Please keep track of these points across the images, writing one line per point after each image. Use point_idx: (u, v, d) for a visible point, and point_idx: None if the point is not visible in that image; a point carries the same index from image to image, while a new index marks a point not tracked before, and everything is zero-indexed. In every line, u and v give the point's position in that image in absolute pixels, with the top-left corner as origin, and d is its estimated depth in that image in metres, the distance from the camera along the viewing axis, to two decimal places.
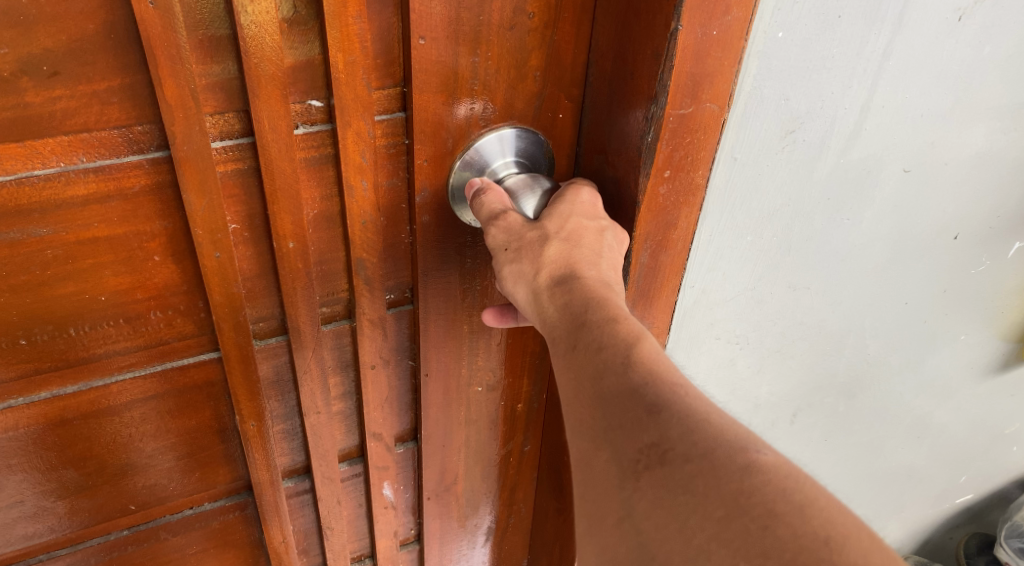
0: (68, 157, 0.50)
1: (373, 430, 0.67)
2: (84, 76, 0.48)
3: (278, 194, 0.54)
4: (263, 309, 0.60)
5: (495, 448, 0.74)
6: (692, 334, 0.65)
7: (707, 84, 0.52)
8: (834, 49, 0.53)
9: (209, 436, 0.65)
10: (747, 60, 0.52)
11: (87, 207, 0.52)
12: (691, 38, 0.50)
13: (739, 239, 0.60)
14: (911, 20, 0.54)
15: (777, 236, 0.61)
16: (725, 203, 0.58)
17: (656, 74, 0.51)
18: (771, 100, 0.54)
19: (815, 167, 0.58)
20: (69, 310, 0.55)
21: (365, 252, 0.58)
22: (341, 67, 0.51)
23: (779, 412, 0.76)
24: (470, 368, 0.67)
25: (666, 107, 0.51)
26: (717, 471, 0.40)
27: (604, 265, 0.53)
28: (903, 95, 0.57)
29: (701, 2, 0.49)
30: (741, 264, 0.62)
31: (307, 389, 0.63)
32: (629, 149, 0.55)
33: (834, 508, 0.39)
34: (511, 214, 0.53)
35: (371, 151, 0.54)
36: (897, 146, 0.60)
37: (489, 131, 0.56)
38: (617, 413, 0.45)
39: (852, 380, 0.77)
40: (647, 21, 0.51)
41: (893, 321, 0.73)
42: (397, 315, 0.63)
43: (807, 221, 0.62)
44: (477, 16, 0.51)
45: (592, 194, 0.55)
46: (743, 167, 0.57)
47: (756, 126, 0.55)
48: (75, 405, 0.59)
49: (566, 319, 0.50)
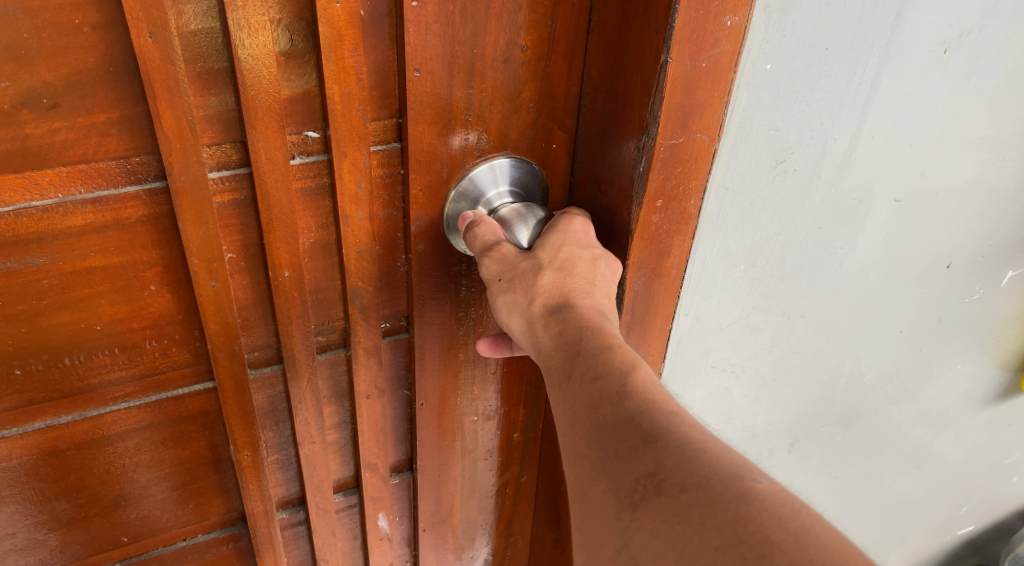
0: (67, 188, 0.51)
1: (367, 460, 0.67)
2: (83, 109, 0.49)
3: (274, 223, 0.54)
4: (259, 339, 0.60)
5: (492, 479, 0.74)
6: (687, 363, 0.66)
7: (697, 114, 0.53)
8: (822, 80, 0.54)
9: (203, 466, 0.65)
10: (736, 92, 0.53)
11: (85, 237, 0.52)
12: (680, 70, 0.50)
13: (733, 267, 0.61)
14: (897, 53, 0.55)
15: (770, 265, 0.62)
16: (718, 231, 0.59)
17: (647, 105, 0.51)
18: (761, 130, 0.55)
19: (806, 196, 0.59)
20: (65, 340, 0.55)
21: (361, 281, 0.58)
22: (337, 99, 0.51)
23: (776, 442, 0.76)
24: (465, 397, 0.67)
25: (657, 137, 0.52)
26: (714, 500, 0.40)
27: (598, 292, 0.53)
28: (891, 125, 0.58)
29: (689, 35, 0.49)
30: (735, 292, 0.62)
31: (302, 419, 0.63)
32: (623, 179, 0.55)
33: (831, 536, 0.39)
34: (505, 245, 0.53)
35: (366, 181, 0.55)
36: (886, 176, 0.61)
37: (483, 161, 0.56)
38: (613, 443, 0.45)
39: (848, 410, 0.77)
40: (638, 54, 0.51)
41: (888, 350, 0.74)
42: (393, 343, 0.63)
43: (800, 251, 0.62)
44: (471, 49, 0.52)
45: (586, 223, 0.56)
46: (734, 197, 0.57)
47: (747, 156, 0.56)
48: (69, 436, 0.59)
49: (560, 348, 0.50)
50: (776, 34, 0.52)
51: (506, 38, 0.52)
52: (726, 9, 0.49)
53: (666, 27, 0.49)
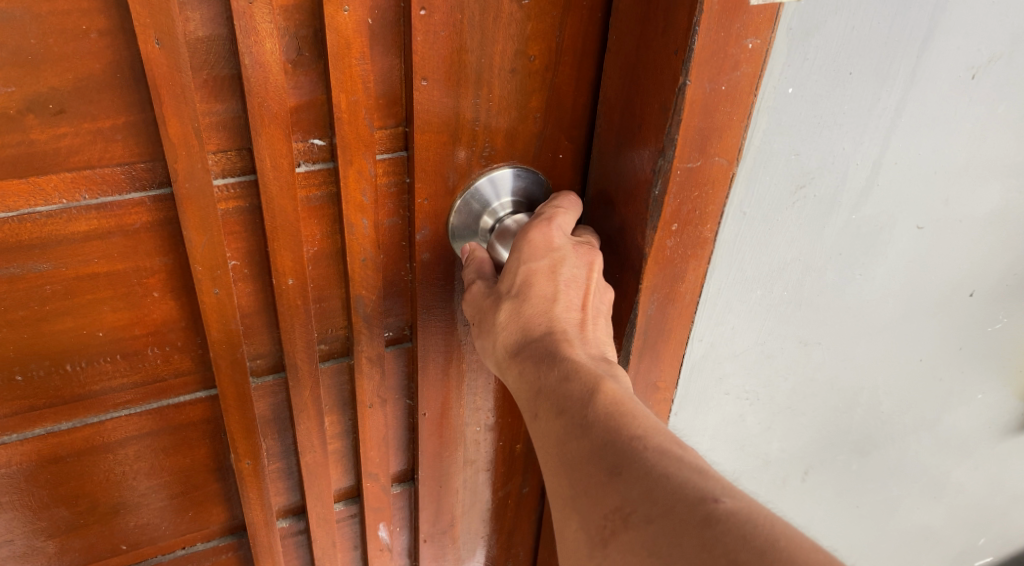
0: (71, 194, 0.50)
1: (369, 470, 0.66)
2: (89, 115, 0.49)
3: (279, 231, 0.54)
4: (261, 346, 0.60)
5: (494, 490, 0.74)
6: (700, 390, 0.65)
7: (715, 138, 0.52)
8: (845, 105, 0.54)
9: (204, 474, 0.64)
10: (757, 116, 0.53)
11: (88, 243, 0.52)
12: (699, 92, 0.50)
13: (749, 292, 0.61)
14: (923, 78, 0.55)
15: (788, 291, 0.62)
16: (735, 255, 0.58)
17: (664, 127, 0.51)
18: (781, 154, 0.55)
19: (826, 223, 0.59)
20: (67, 346, 0.55)
21: (365, 290, 0.58)
22: (344, 107, 0.51)
23: (789, 470, 0.76)
24: (468, 407, 0.67)
25: (673, 160, 0.52)
26: (679, 530, 0.41)
27: (558, 309, 0.53)
28: (915, 151, 0.58)
29: (710, 57, 0.49)
30: (751, 318, 0.62)
31: (304, 427, 0.62)
32: (637, 201, 0.55)
33: (796, 548, 0.39)
34: (475, 285, 0.56)
35: (371, 190, 0.55)
36: (909, 203, 0.61)
37: (487, 170, 0.56)
38: (581, 480, 0.46)
39: (864, 438, 0.76)
40: (655, 76, 0.51)
41: (907, 379, 0.73)
42: (396, 352, 0.63)
43: (818, 278, 0.62)
44: (478, 58, 0.52)
45: (547, 216, 0.55)
46: (752, 222, 0.57)
47: (766, 180, 0.55)
48: (69, 443, 0.58)
49: (529, 386, 0.52)
50: (799, 58, 0.51)
51: (514, 48, 0.52)
52: (748, 31, 0.49)
53: (685, 49, 0.49)
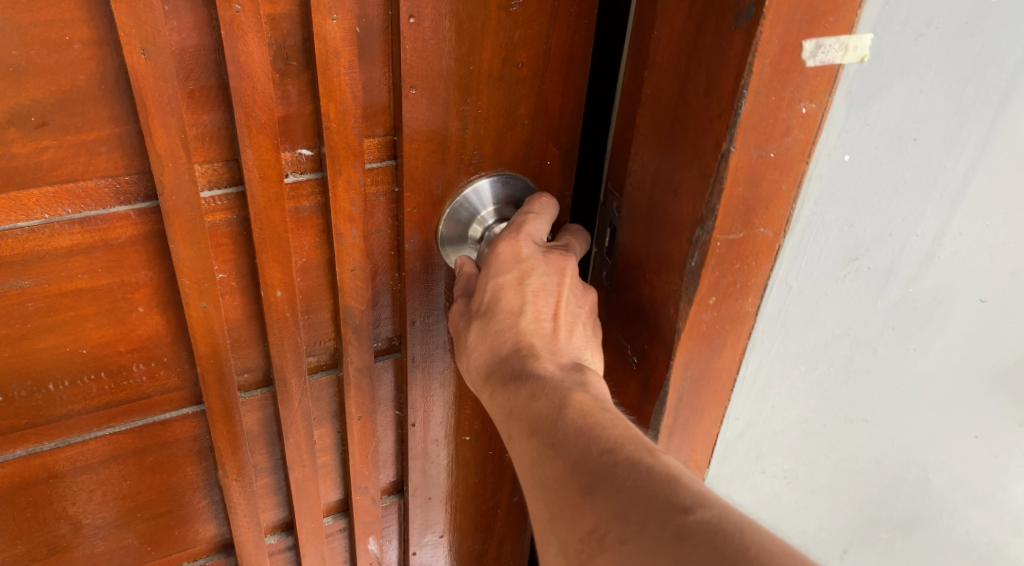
0: (54, 209, 0.49)
1: (359, 483, 0.66)
2: (73, 127, 0.48)
3: (267, 243, 0.53)
4: (249, 360, 0.59)
5: (484, 499, 0.73)
6: (735, 468, 0.67)
7: (761, 209, 0.52)
8: (907, 173, 0.55)
9: (190, 493, 0.63)
10: (809, 184, 0.53)
11: (72, 258, 0.51)
12: (745, 158, 0.49)
13: (793, 366, 0.62)
14: (995, 146, 0.55)
15: (834, 363, 0.63)
16: (782, 326, 0.59)
17: (703, 196, 0.50)
18: (834, 225, 0.55)
19: (880, 296, 0.60)
20: (49, 364, 0.54)
21: (354, 300, 0.57)
22: (332, 116, 0.51)
23: (829, 545, 0.78)
24: (458, 416, 0.67)
25: (712, 231, 0.51)
26: (653, 546, 0.41)
27: (526, 320, 0.53)
28: (983, 221, 0.58)
29: (757, 124, 0.48)
30: (795, 391, 0.63)
31: (292, 442, 0.62)
32: (671, 272, 0.54)
33: (769, 555, 0.39)
34: (455, 304, 0.56)
35: (360, 199, 0.54)
36: (974, 275, 0.61)
37: (477, 177, 0.56)
38: (554, 501, 0.46)
39: (909, 516, 0.77)
40: (694, 138, 0.50)
41: (961, 454, 0.73)
42: (385, 363, 0.62)
43: (869, 351, 0.63)
44: (466, 65, 0.52)
45: (517, 224, 0.55)
46: (799, 295, 0.58)
47: (815, 254, 0.56)
48: (51, 464, 0.57)
49: (500, 406, 0.52)
50: (857, 123, 0.51)
51: (502, 55, 0.52)
52: (801, 95, 0.48)
53: (730, 112, 0.47)
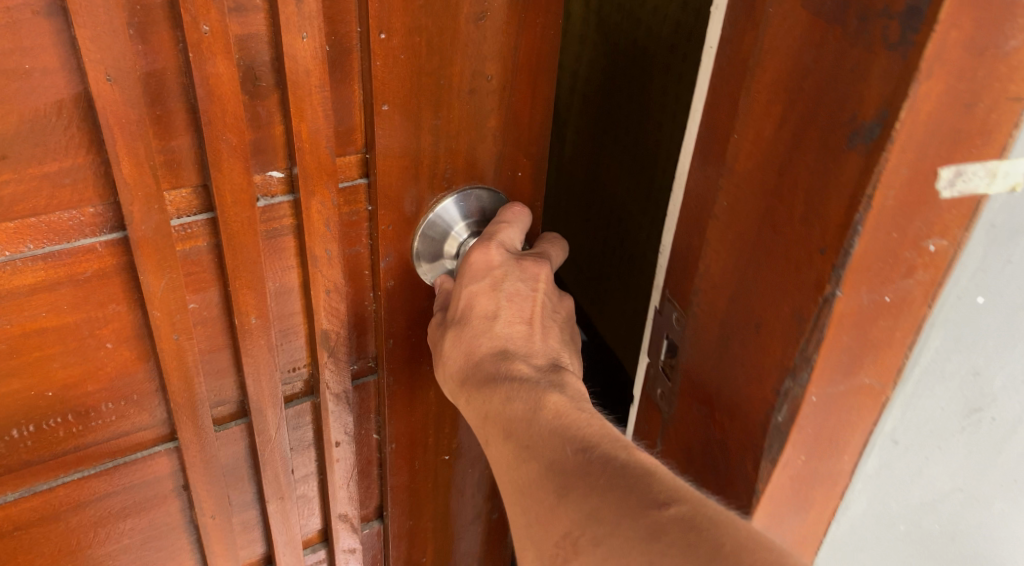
0: (16, 246, 0.47)
1: (339, 512, 0.65)
2: (35, 159, 0.46)
3: (241, 270, 0.52)
4: (223, 391, 0.57)
5: (464, 519, 0.72)
6: None
7: (869, 358, 0.49)
8: None
9: (165, 536, 0.61)
10: (930, 331, 0.50)
11: (35, 296, 0.49)
12: (853, 302, 0.45)
13: (888, 517, 0.60)
14: None
15: (939, 511, 0.61)
16: (889, 479, 0.57)
17: (797, 342, 0.47)
18: (956, 373, 0.52)
19: (999, 449, 0.57)
20: (13, 410, 0.51)
21: (329, 323, 0.56)
22: (305, 137, 0.50)
23: None
24: (437, 436, 0.66)
25: (806, 385, 0.48)
26: (628, 544, 0.41)
27: (500, 325, 0.52)
28: None
29: (870, 269, 0.44)
30: (892, 536, 0.62)
31: (270, 474, 0.60)
32: (750, 421, 0.51)
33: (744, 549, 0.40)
34: (433, 319, 0.55)
35: (334, 219, 0.54)
36: None
37: (451, 193, 0.56)
38: (529, 504, 0.46)
39: None
40: (790, 275, 0.46)
41: None
42: (362, 386, 0.61)
43: (976, 504, 0.61)
44: (437, 80, 0.51)
45: (490, 234, 0.54)
46: (905, 450, 0.55)
47: (927, 405, 0.53)
48: (17, 516, 0.54)
49: (473, 410, 0.51)
50: (999, 261, 0.48)
51: (472, 68, 0.52)
52: (929, 233, 0.45)
53: (835, 250, 0.44)
